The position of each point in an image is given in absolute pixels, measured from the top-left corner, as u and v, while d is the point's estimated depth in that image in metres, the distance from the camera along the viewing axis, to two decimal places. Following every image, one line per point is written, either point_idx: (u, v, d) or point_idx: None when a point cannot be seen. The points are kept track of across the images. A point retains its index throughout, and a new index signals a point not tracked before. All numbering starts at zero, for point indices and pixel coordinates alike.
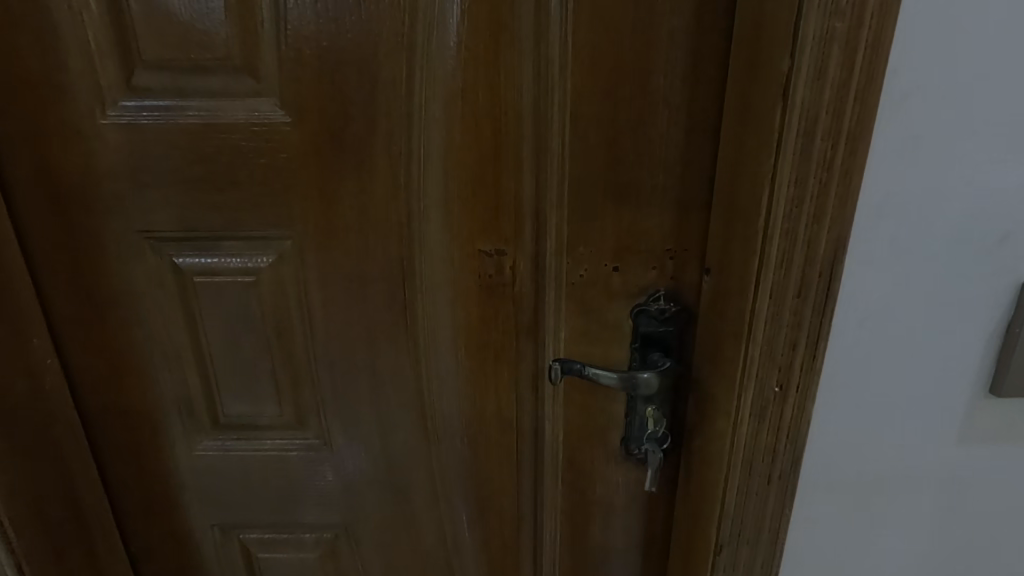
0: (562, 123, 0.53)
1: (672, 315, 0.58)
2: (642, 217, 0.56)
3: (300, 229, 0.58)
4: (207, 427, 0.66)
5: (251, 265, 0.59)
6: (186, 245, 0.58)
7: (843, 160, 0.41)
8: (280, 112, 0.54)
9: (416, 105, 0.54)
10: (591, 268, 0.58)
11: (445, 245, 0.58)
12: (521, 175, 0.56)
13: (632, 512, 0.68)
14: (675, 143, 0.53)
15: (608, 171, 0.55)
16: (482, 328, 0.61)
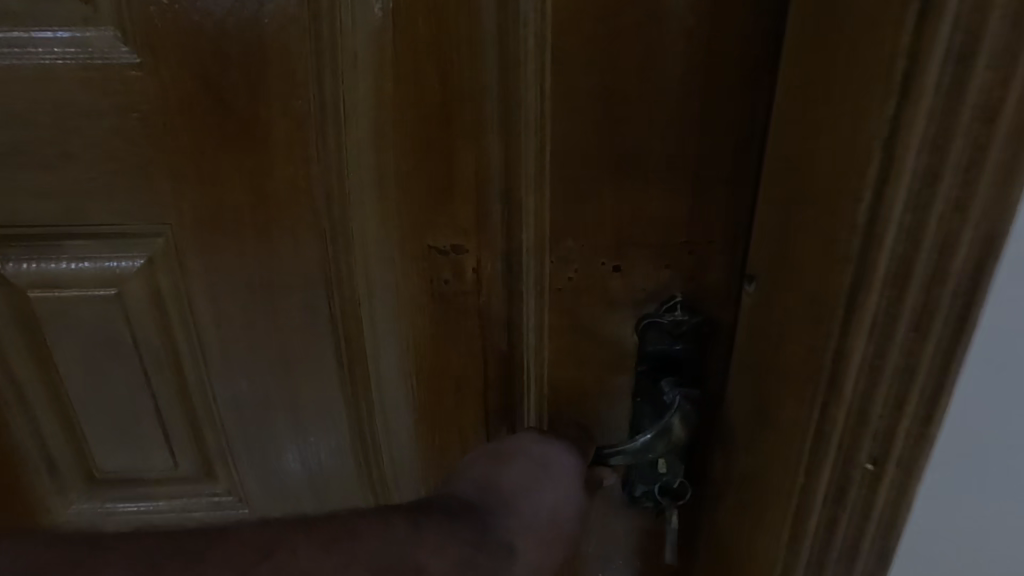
0: (541, 62, 0.37)
1: (690, 329, 0.44)
2: (657, 197, 0.41)
3: (172, 224, 0.40)
4: (79, 481, 0.50)
5: (111, 271, 0.42)
6: (13, 245, 0.41)
7: (1015, 110, 0.26)
8: (119, 46, 0.36)
9: (327, 37, 0.37)
10: (584, 268, 0.43)
11: (381, 242, 0.42)
12: (484, 141, 0.39)
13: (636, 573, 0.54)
14: (702, 92, 0.38)
15: (608, 133, 0.39)
16: (438, 350, 0.46)
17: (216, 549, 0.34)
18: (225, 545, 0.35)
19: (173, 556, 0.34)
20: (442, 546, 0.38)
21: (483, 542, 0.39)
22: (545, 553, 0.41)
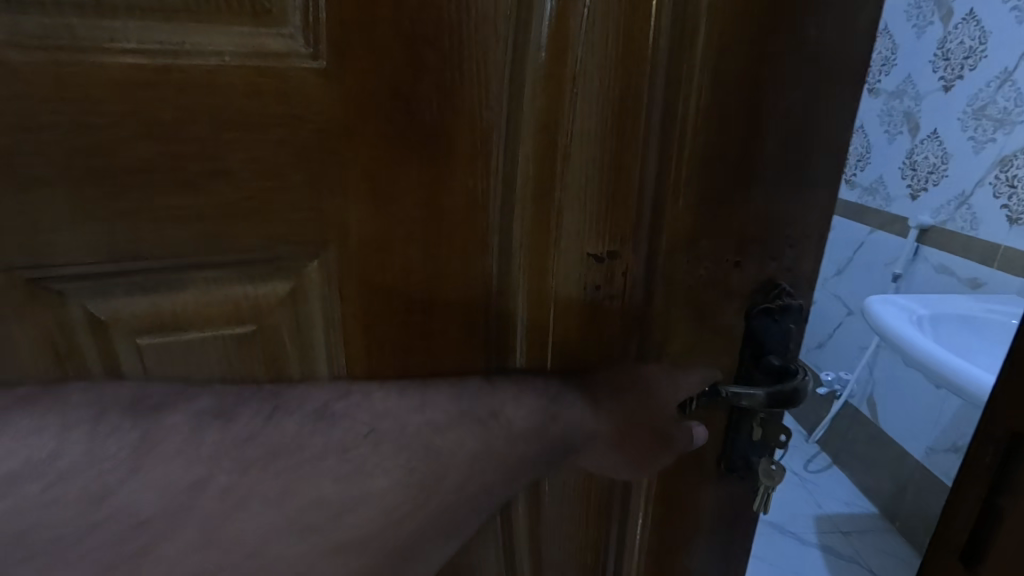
0: (701, 80, 0.40)
1: (794, 313, 0.49)
2: (782, 202, 0.45)
3: (334, 247, 0.37)
4: None
5: (250, 305, 0.37)
6: (123, 284, 0.33)
7: None
8: (304, 54, 0.32)
9: (514, 51, 0.37)
10: (713, 265, 0.46)
11: (545, 252, 0.42)
12: (648, 152, 0.41)
13: (721, 538, 0.59)
14: (828, 110, 0.43)
15: (749, 144, 0.42)
16: (575, 353, 0.47)
17: (289, 392, 0.39)
18: (294, 391, 0.39)
19: (311, 417, 0.40)
20: (516, 397, 0.46)
21: (553, 399, 0.47)
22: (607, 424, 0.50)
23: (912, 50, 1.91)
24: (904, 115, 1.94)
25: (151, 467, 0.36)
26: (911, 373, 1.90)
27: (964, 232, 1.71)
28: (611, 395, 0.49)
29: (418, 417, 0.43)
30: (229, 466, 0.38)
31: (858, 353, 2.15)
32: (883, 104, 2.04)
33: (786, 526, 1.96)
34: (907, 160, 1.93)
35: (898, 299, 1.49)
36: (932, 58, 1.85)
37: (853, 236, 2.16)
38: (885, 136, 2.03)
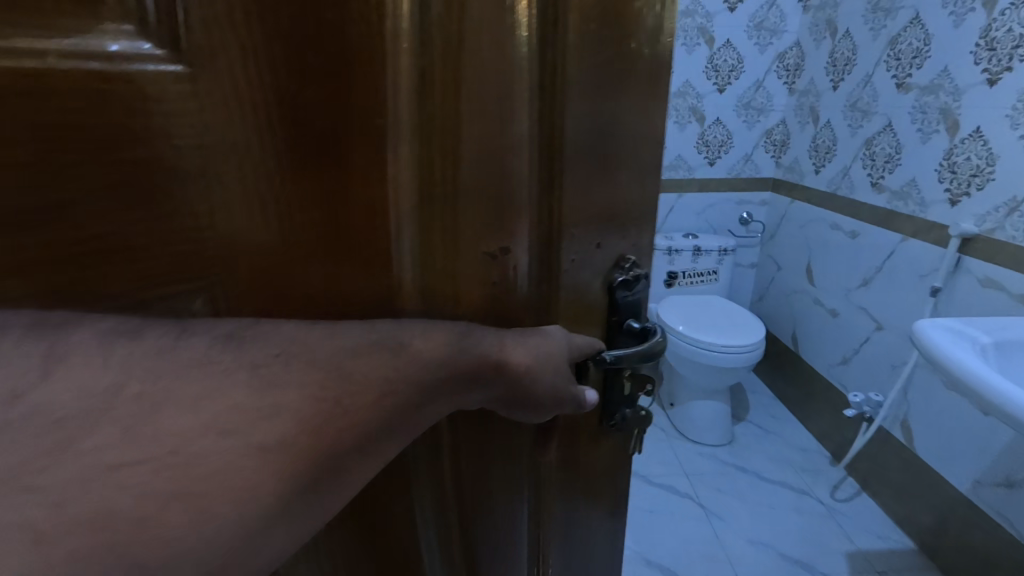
0: (551, 94, 0.46)
1: (639, 282, 0.59)
2: (636, 188, 0.55)
3: (222, 274, 0.39)
4: None
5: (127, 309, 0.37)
6: None
7: None
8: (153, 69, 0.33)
9: (381, 79, 0.40)
10: (580, 251, 0.54)
11: (444, 251, 0.47)
12: (529, 159, 0.47)
13: (610, 469, 0.68)
14: (653, 116, 0.53)
15: (599, 148, 0.50)
16: (478, 347, 0.47)
17: (198, 323, 0.38)
18: (204, 321, 0.38)
19: (226, 338, 0.38)
20: (425, 329, 0.45)
21: (463, 339, 0.46)
22: (530, 353, 0.50)
23: (950, 40, 2.01)
24: (939, 113, 2.07)
25: (64, 371, 0.32)
26: (950, 396, 2.07)
27: (1014, 242, 1.79)
28: (523, 335, 0.51)
29: (322, 339, 0.41)
30: (144, 373, 0.34)
31: (890, 369, 2.35)
32: (915, 100, 2.19)
33: (812, 564, 2.15)
34: (944, 161, 2.06)
35: (950, 325, 1.47)
36: (973, 49, 1.93)
37: (885, 244, 2.35)
38: (919, 135, 2.17)
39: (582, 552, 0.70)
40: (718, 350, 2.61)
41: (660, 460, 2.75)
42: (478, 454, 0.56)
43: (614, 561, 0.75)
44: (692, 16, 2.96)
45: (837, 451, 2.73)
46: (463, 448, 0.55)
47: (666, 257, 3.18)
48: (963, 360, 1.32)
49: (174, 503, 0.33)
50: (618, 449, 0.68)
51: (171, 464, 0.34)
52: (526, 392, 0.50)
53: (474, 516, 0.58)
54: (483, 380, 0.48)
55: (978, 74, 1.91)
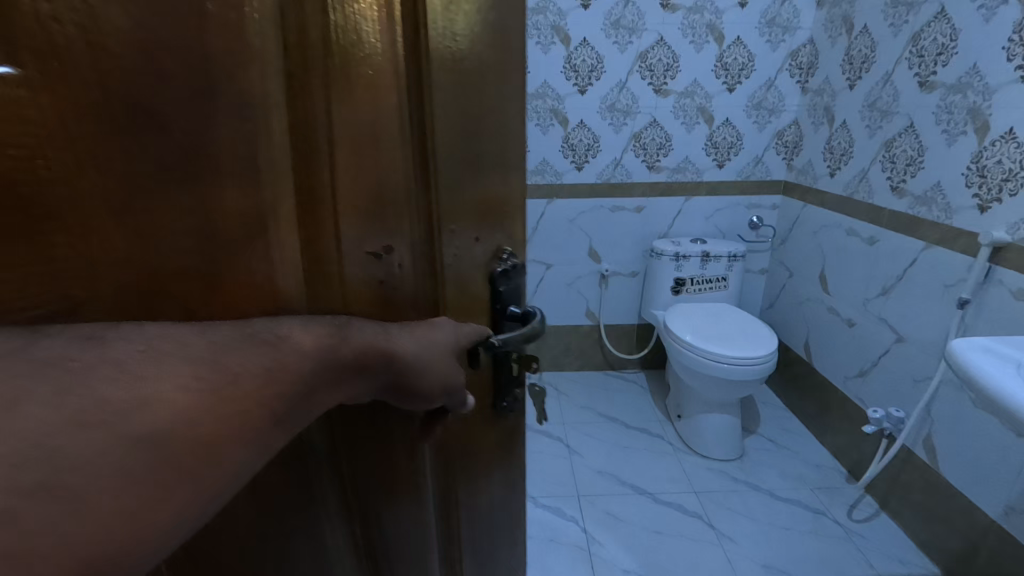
0: (414, 123, 0.59)
1: (516, 272, 0.72)
2: (506, 181, 0.67)
3: (94, 287, 0.46)
4: None
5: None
6: None
7: None
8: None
9: (244, 115, 0.49)
10: (462, 248, 0.66)
11: (330, 250, 0.58)
12: (405, 169, 0.60)
13: (502, 445, 0.84)
14: (516, 129, 0.66)
15: (469, 163, 0.63)
16: (361, 337, 0.57)
17: (50, 329, 0.41)
18: (52, 329, 0.41)
19: (82, 338, 0.41)
20: (303, 324, 0.53)
21: (341, 337, 0.55)
22: (414, 345, 0.61)
23: (981, 35, 1.87)
24: (967, 113, 1.94)
25: None
26: (980, 415, 1.92)
27: None
28: (408, 327, 0.62)
29: (182, 326, 0.46)
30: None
31: (912, 384, 2.21)
32: (940, 99, 2.05)
33: None
34: (972, 165, 1.93)
35: (994, 348, 1.34)
36: (1005, 44, 1.80)
37: (906, 252, 2.22)
38: (945, 137, 2.04)
39: (483, 514, 0.86)
40: (727, 362, 2.52)
41: (668, 476, 2.65)
42: (382, 454, 0.72)
43: (512, 525, 0.93)
44: (701, 13, 2.86)
45: (854, 467, 2.60)
46: (367, 449, 0.70)
47: (674, 263, 3.10)
48: (1005, 382, 1.21)
49: (25, 503, 0.34)
50: (508, 429, 0.84)
51: (23, 464, 0.35)
52: (414, 387, 0.62)
53: (383, 501, 0.74)
54: (374, 370, 0.58)
55: (1011, 71, 1.78)
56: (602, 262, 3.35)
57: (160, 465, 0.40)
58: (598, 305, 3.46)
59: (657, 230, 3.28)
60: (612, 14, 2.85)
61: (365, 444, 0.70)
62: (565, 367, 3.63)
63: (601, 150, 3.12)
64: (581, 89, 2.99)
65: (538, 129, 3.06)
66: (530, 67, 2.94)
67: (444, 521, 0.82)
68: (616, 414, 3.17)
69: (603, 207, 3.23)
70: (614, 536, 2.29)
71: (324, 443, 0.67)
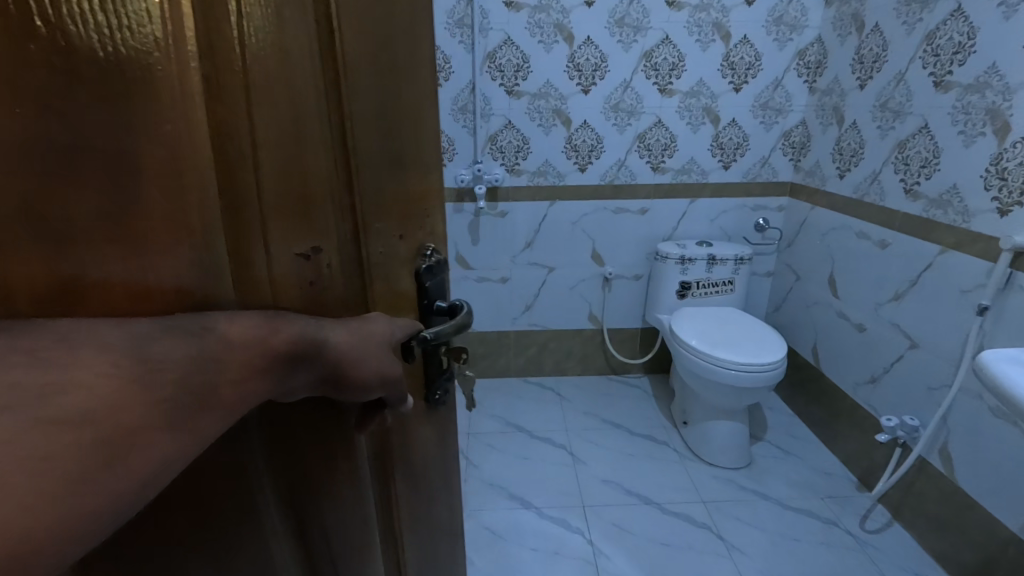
0: (334, 127, 0.61)
1: (438, 266, 0.76)
2: (427, 179, 0.71)
3: (23, 286, 0.49)
4: None
5: None
6: None
7: None
8: None
9: (162, 124, 0.52)
10: (389, 245, 0.70)
11: (257, 246, 0.61)
12: (326, 168, 0.62)
13: (437, 435, 0.91)
14: (435, 129, 0.70)
15: (389, 163, 0.66)
16: (289, 330, 0.60)
17: None
18: None
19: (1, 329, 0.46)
20: (229, 317, 0.57)
21: (269, 330, 0.58)
22: (348, 337, 0.65)
23: (998, 34, 1.83)
24: (985, 113, 1.88)
25: None
26: (996, 423, 1.87)
27: None
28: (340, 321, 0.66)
29: (110, 328, 0.50)
30: None
31: (926, 393, 2.16)
32: (956, 100, 2.00)
33: None
34: (991, 166, 1.87)
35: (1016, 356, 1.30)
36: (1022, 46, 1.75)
37: (923, 257, 2.16)
38: (961, 138, 1.98)
39: (420, 500, 0.93)
40: (736, 368, 2.46)
41: (674, 485, 2.59)
42: (321, 448, 0.77)
43: (447, 507, 1.01)
44: (708, 11, 2.79)
45: (866, 476, 2.54)
46: (307, 444, 0.76)
47: (680, 266, 3.04)
48: None
49: None
50: (442, 420, 0.91)
51: None
52: (348, 381, 0.66)
53: (324, 491, 0.80)
54: (307, 361, 0.62)
55: None
56: (606, 265, 3.29)
57: (80, 447, 0.44)
58: (601, 308, 3.39)
59: (661, 233, 3.22)
60: (617, 12, 2.78)
61: (304, 440, 0.75)
62: (567, 372, 3.57)
63: (604, 151, 3.05)
64: (585, 89, 2.92)
65: (540, 129, 3.00)
66: (533, 66, 2.87)
67: (384, 511, 0.88)
68: (620, 420, 3.12)
69: (606, 209, 3.16)
70: (623, 549, 2.22)
71: (262, 441, 0.72)
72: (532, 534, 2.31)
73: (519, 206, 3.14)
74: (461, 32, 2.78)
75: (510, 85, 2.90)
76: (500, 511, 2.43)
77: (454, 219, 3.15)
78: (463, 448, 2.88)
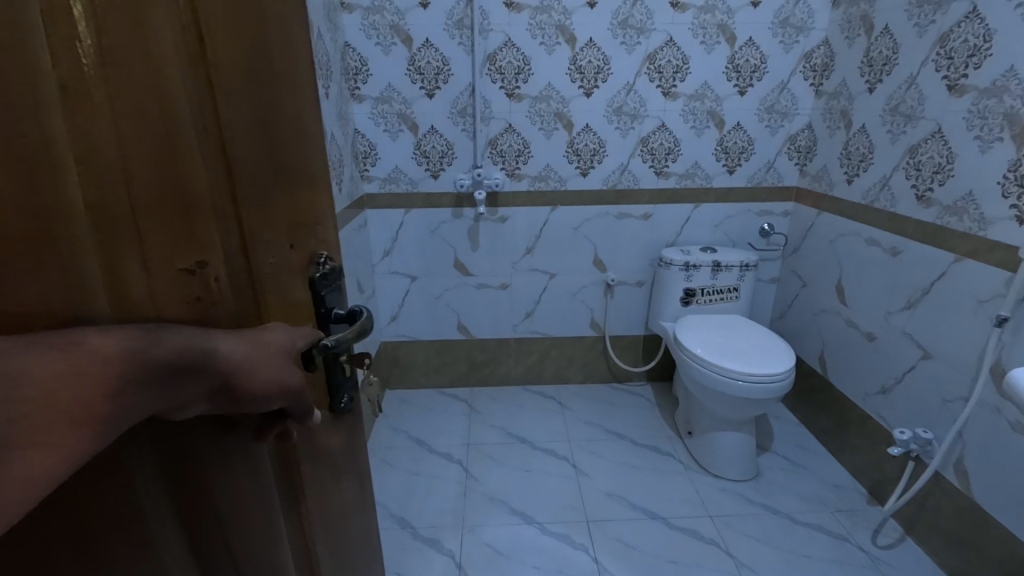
0: (212, 142, 0.65)
1: (332, 274, 0.81)
2: (310, 188, 0.76)
3: None
4: None
5: None
6: None
7: None
8: None
9: (25, 137, 0.51)
10: (278, 253, 0.74)
11: (130, 261, 0.62)
12: (205, 180, 0.65)
13: (343, 443, 0.94)
14: (315, 142, 0.76)
15: (271, 174, 0.71)
16: (169, 341, 0.60)
17: None
18: None
19: None
20: (99, 332, 0.55)
21: (147, 343, 0.58)
22: (238, 348, 0.67)
23: (1015, 35, 1.77)
24: (1002, 118, 1.83)
25: None
26: (1014, 439, 1.81)
27: None
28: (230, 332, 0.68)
29: None
30: None
31: (942, 406, 2.10)
32: (972, 104, 1.94)
33: None
34: (1009, 173, 1.81)
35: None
36: None
37: (935, 264, 2.10)
38: (978, 145, 1.92)
39: (327, 511, 0.93)
40: (744, 379, 2.38)
41: (679, 498, 2.52)
42: (221, 460, 0.75)
43: (359, 515, 1.02)
44: (713, 12, 2.73)
45: (876, 489, 2.47)
46: (204, 459, 0.73)
47: (684, 273, 2.97)
48: None
49: None
50: (346, 427, 0.94)
51: None
52: (243, 391, 0.68)
53: (225, 504, 0.77)
54: (197, 373, 0.62)
55: None
56: (608, 271, 3.22)
57: None
58: (604, 316, 3.32)
59: (665, 239, 3.16)
60: (620, 13, 2.72)
61: (201, 452, 0.73)
62: (568, 380, 3.50)
63: (606, 155, 2.99)
64: (587, 92, 2.85)
65: (541, 133, 2.93)
66: (534, 69, 2.80)
67: (291, 522, 0.87)
68: (623, 430, 3.04)
69: (609, 214, 3.10)
70: (627, 566, 2.15)
71: (153, 453, 0.68)
72: (534, 551, 2.23)
73: (519, 211, 3.07)
74: (461, 33, 2.72)
75: (510, 87, 2.84)
76: (500, 528, 2.36)
77: (452, 225, 3.08)
78: (462, 460, 2.80)
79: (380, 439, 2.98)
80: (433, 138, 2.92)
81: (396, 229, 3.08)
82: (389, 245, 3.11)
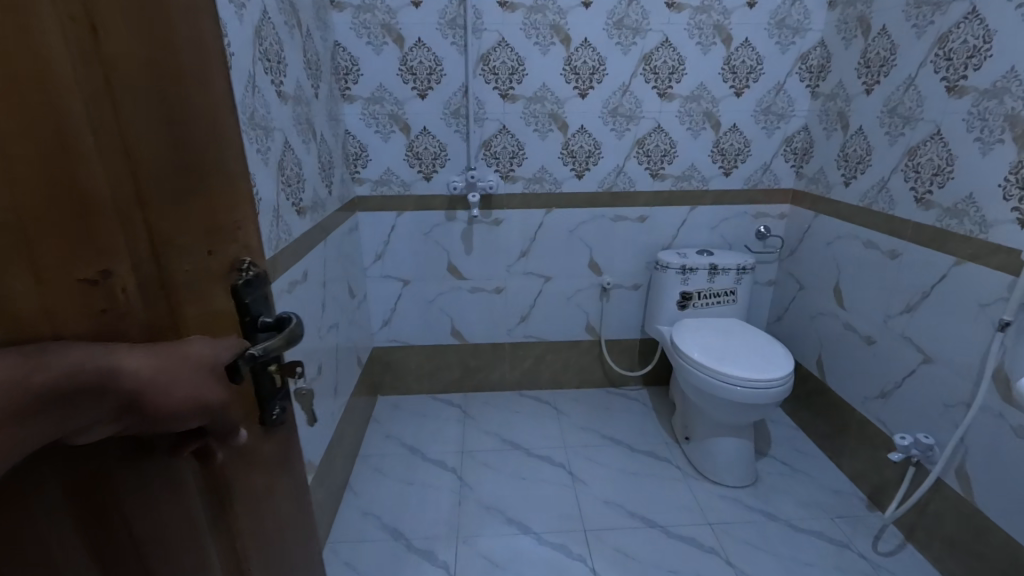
0: (107, 145, 0.61)
1: (257, 279, 0.74)
2: (231, 190, 0.70)
3: None
4: None
5: None
6: None
7: None
8: None
9: None
10: (193, 260, 0.69)
11: (25, 272, 0.62)
12: (102, 185, 0.62)
13: (284, 462, 0.86)
14: (235, 139, 0.69)
15: (180, 175, 0.66)
16: (56, 362, 0.61)
17: None
18: None
19: None
20: None
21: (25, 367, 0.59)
22: (141, 366, 0.65)
23: (1015, 35, 1.75)
24: (1004, 119, 1.80)
25: None
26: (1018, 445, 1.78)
27: None
28: (135, 349, 0.66)
29: None
30: None
31: (943, 410, 2.07)
32: (972, 105, 1.92)
33: None
34: (1010, 176, 1.79)
35: None
36: None
37: (935, 268, 2.08)
38: (978, 147, 1.90)
39: (264, 537, 0.85)
40: (742, 385, 2.35)
41: (677, 505, 2.48)
42: (137, 479, 0.73)
43: (307, 539, 0.94)
44: (709, 13, 2.70)
45: (876, 494, 2.44)
46: (116, 478, 0.72)
47: (681, 276, 2.93)
48: None
49: None
50: (287, 446, 0.86)
51: None
52: (151, 409, 0.66)
53: (142, 524, 0.76)
54: (89, 393, 0.63)
55: None
56: (604, 274, 3.18)
57: None
58: (600, 319, 3.28)
59: (662, 241, 3.12)
60: (615, 13, 2.68)
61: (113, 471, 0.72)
62: (564, 385, 3.46)
63: (602, 157, 2.95)
64: (582, 92, 2.81)
65: (535, 134, 2.88)
66: (528, 69, 2.75)
67: (221, 545, 0.82)
68: (619, 435, 3.00)
69: (605, 217, 3.06)
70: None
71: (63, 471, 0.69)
72: (533, 562, 2.18)
73: (513, 214, 3.02)
74: (454, 33, 2.67)
75: (504, 88, 2.79)
76: (496, 538, 2.30)
77: (445, 228, 3.03)
78: (456, 467, 2.75)
79: (370, 446, 2.92)
80: (426, 139, 2.86)
81: (387, 232, 3.02)
82: (381, 248, 3.05)
